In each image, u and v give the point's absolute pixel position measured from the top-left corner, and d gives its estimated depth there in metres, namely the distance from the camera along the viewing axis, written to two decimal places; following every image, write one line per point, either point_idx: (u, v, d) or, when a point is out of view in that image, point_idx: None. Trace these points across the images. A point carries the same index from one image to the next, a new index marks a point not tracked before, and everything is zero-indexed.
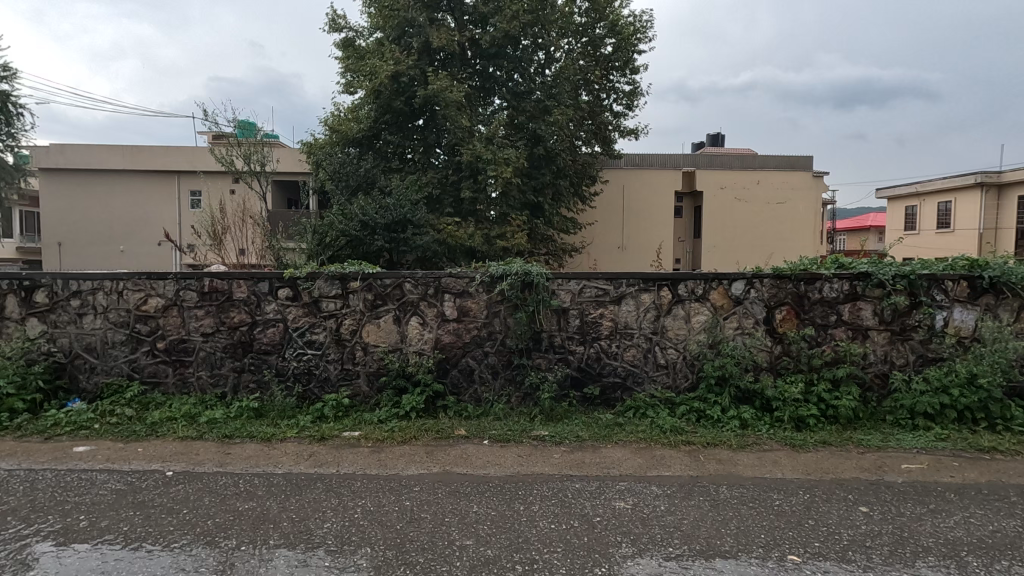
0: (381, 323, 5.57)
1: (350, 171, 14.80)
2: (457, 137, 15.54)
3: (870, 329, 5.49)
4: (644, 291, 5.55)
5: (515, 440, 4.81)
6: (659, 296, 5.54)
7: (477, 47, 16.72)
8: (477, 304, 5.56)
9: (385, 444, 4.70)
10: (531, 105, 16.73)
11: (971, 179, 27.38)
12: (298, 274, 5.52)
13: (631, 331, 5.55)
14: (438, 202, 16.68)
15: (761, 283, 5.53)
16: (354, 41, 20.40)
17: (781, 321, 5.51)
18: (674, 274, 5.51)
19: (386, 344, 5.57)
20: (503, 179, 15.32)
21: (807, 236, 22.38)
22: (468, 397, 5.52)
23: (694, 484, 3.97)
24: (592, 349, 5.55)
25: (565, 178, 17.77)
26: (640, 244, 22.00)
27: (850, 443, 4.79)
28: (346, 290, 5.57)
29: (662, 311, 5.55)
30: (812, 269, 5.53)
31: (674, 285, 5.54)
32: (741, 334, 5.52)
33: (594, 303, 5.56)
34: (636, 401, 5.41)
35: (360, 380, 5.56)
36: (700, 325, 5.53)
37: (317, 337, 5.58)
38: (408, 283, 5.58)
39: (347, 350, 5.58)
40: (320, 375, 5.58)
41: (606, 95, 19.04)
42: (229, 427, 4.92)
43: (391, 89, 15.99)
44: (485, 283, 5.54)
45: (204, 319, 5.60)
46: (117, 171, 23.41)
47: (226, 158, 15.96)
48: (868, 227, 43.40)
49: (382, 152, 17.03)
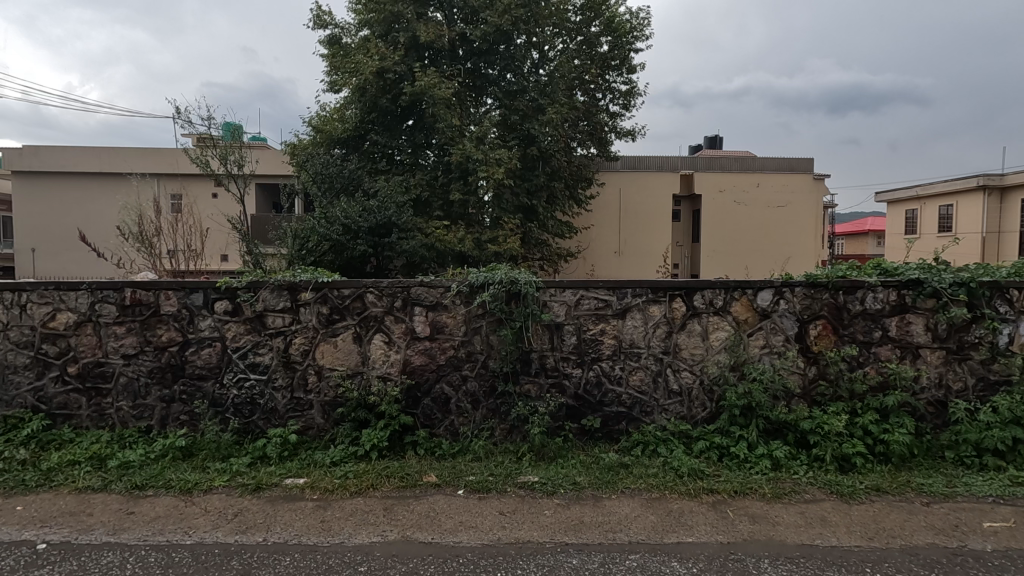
0: (339, 342, 4.66)
1: (332, 172, 13.90)
2: (446, 137, 14.62)
3: (921, 347, 4.61)
4: (654, 302, 4.64)
5: (498, 489, 3.87)
6: (671, 309, 4.64)
7: (468, 43, 15.88)
8: (454, 319, 4.64)
9: (335, 496, 3.77)
10: (524, 104, 15.79)
11: (973, 182, 26.68)
12: (238, 284, 4.60)
13: (639, 351, 4.65)
14: (427, 205, 15.74)
15: (792, 293, 4.64)
16: (340, 38, 19.51)
17: (815, 338, 4.63)
18: (688, 282, 4.61)
19: (344, 368, 4.65)
20: (495, 181, 14.43)
21: (810, 241, 21.58)
22: (443, 431, 4.62)
23: (727, 559, 3.03)
24: (592, 372, 4.64)
25: (559, 180, 16.88)
26: (639, 249, 21.10)
27: (909, 490, 3.89)
28: (296, 303, 4.64)
29: (675, 327, 4.64)
30: (852, 276, 4.66)
31: (688, 295, 4.64)
32: (768, 355, 4.64)
33: (593, 317, 4.64)
34: (645, 436, 4.50)
35: (313, 411, 4.64)
36: (721, 343, 4.63)
37: (261, 360, 4.66)
38: (371, 294, 4.66)
39: (298, 375, 4.66)
40: (266, 406, 4.65)
41: (603, 95, 18.16)
42: (143, 474, 3.97)
43: (377, 87, 15.11)
44: (463, 293, 4.62)
45: (126, 337, 4.65)
46: (92, 175, 22.49)
47: (201, 159, 15.01)
48: (868, 230, 42.66)
49: (369, 153, 16.12)
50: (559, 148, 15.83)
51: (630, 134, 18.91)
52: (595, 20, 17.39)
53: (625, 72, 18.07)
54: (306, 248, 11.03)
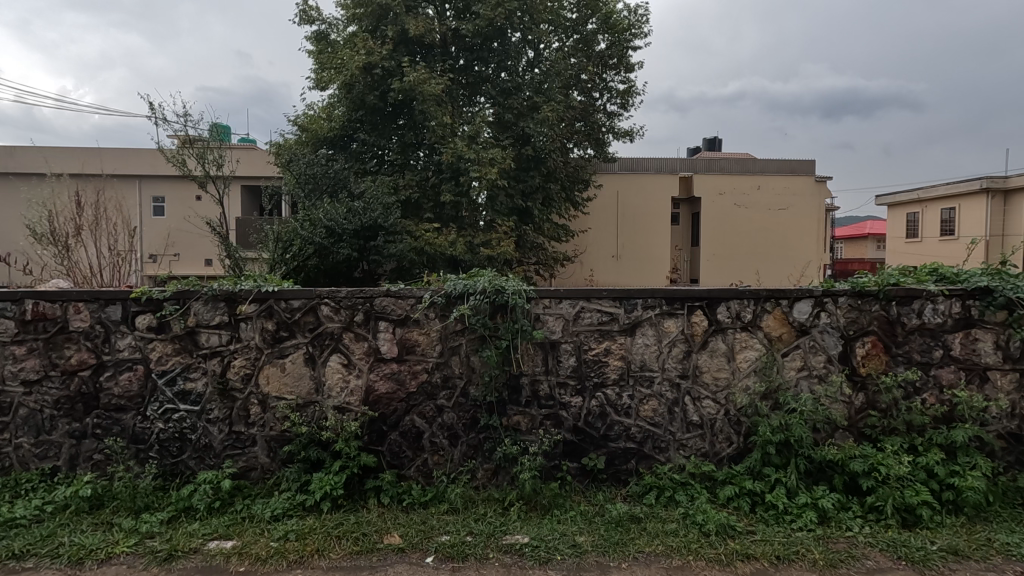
0: (287, 365, 3.83)
1: (316, 172, 13.08)
2: (436, 136, 13.81)
3: (989, 369, 3.82)
4: (669, 316, 3.83)
5: (476, 556, 3.04)
6: (691, 324, 3.83)
7: (459, 38, 15.12)
8: (427, 337, 3.83)
9: (266, 568, 2.93)
10: (518, 102, 15.01)
11: (977, 184, 26.02)
12: (162, 295, 3.76)
13: (651, 375, 3.84)
14: (418, 207, 14.89)
15: (835, 305, 3.84)
16: (328, 35, 18.70)
17: (863, 358, 3.84)
18: (710, 292, 3.80)
19: (294, 397, 3.83)
20: (488, 181, 13.61)
21: (812, 245, 20.85)
22: (414, 473, 3.81)
23: None
24: (594, 401, 3.84)
25: (555, 181, 16.07)
26: (637, 253, 20.31)
27: (997, 554, 3.06)
28: (234, 317, 3.82)
29: (694, 346, 3.83)
30: (906, 283, 3.86)
31: (711, 308, 3.83)
32: (806, 379, 3.84)
33: (595, 334, 3.83)
34: (659, 479, 3.70)
35: (256, 449, 3.81)
36: (750, 365, 3.84)
37: (193, 386, 3.83)
38: (326, 306, 3.83)
39: (238, 405, 3.84)
40: (198, 443, 3.82)
41: (600, 94, 17.36)
42: (27, 537, 3.13)
43: (365, 83, 14.28)
44: (438, 306, 3.81)
45: (26, 360, 3.81)
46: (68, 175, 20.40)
47: (178, 158, 14.12)
48: (868, 233, 41.90)
49: (355, 153, 15.29)
50: (554, 148, 15.03)
51: (628, 134, 18.17)
52: (592, 17, 16.65)
53: (624, 71, 17.29)
54: (287, 253, 10.17)
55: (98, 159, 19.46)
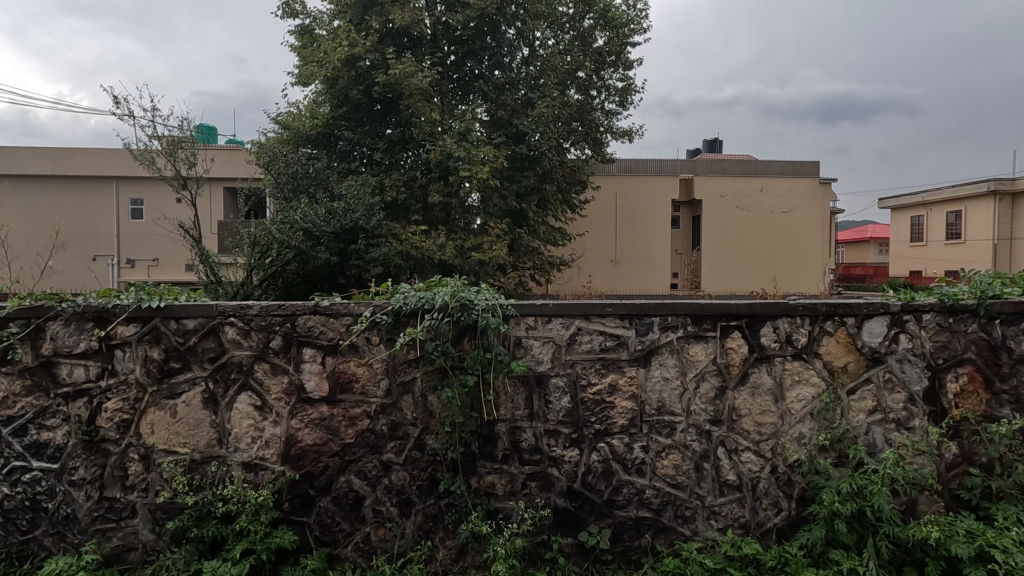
0: (179, 408, 2.82)
1: (296, 171, 12.42)
2: (423, 133, 12.79)
3: None
4: (696, 341, 2.84)
5: None
6: (725, 351, 2.84)
7: (449, 31, 14.10)
8: (369, 370, 2.83)
9: None
10: (512, 98, 14.00)
11: (983, 187, 25.04)
12: (5, 314, 2.75)
13: (672, 420, 2.84)
14: (404, 208, 13.71)
15: (916, 325, 2.86)
16: (312, 29, 17.62)
17: (955, 398, 2.85)
18: (750, 308, 2.82)
19: (190, 450, 2.82)
20: (478, 182, 12.51)
21: (817, 250, 19.90)
22: (352, 552, 2.81)
23: None
24: (595, 455, 2.83)
25: (551, 183, 14.95)
26: (638, 257, 19.33)
27: None
28: (107, 343, 2.81)
29: (731, 381, 2.84)
30: (1011, 296, 2.87)
31: (752, 329, 2.84)
32: (881, 425, 2.84)
33: (596, 366, 2.83)
34: (683, 565, 2.67)
35: (136, 522, 2.80)
36: (805, 407, 2.84)
37: (49, 438, 2.81)
38: (233, 327, 2.83)
39: (112, 461, 2.81)
40: (57, 514, 2.80)
41: (597, 93, 16.22)
42: None
43: (349, 77, 13.22)
44: (383, 327, 2.81)
45: None
46: (25, 175, 18.57)
47: (146, 156, 13.03)
48: (868, 237, 40.79)
49: (338, 152, 14.23)
50: (550, 146, 14.10)
51: (628, 134, 17.21)
52: (589, 12, 15.49)
53: (623, 68, 16.17)
54: None
55: (73, 158, 18.49)
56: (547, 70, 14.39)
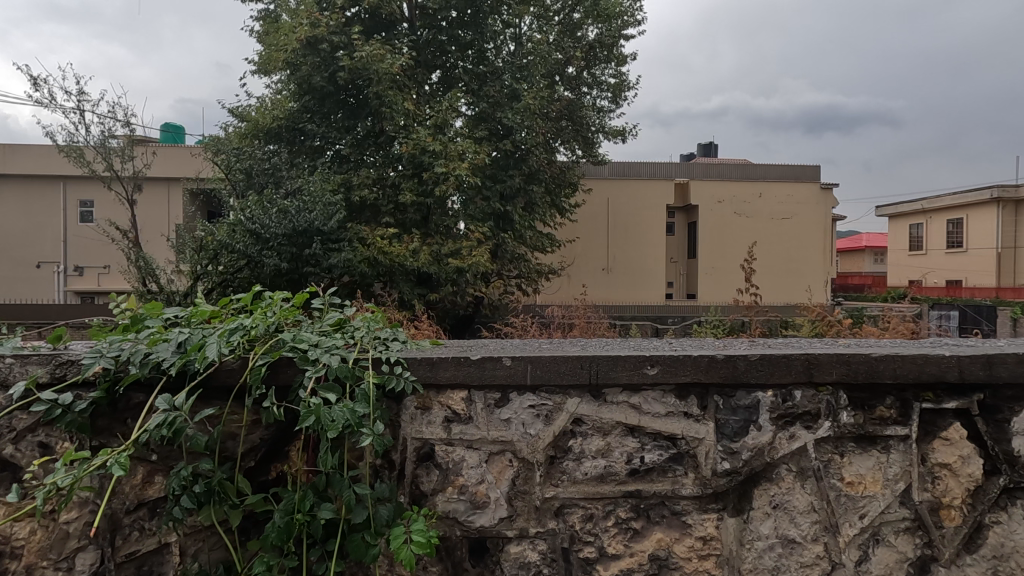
0: None
1: (251, 167, 10.84)
2: (392, 125, 10.91)
3: None
4: (859, 449, 1.17)
5: None
6: (928, 475, 1.17)
7: (427, 16, 12.25)
8: (48, 529, 1.11)
9: None
10: (495, 88, 12.14)
11: (988, 194, 23.61)
12: None
13: None
14: (374, 210, 11.63)
15: None
16: (276, 15, 15.71)
17: None
18: (988, 380, 1.14)
19: None
20: (457, 181, 10.61)
21: (818, 260, 18.30)
22: None
23: None
24: None
25: (540, 183, 13.01)
26: (633, 265, 17.66)
27: None
28: None
29: (946, 546, 1.16)
30: None
31: (982, 419, 1.17)
32: None
33: (620, 515, 1.15)
34: None
35: None
36: None
37: None
38: None
39: None
40: None
41: (589, 89, 14.33)
42: None
43: (312, 62, 11.19)
44: (69, 424, 1.10)
45: None
46: None
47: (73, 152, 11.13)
48: (865, 246, 39.20)
49: (304, 149, 11.77)
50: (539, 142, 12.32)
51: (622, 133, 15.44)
52: (578, 2, 13.52)
53: (616, 62, 14.28)
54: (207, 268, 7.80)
55: (12, 154, 16.34)
56: (534, 59, 12.52)
